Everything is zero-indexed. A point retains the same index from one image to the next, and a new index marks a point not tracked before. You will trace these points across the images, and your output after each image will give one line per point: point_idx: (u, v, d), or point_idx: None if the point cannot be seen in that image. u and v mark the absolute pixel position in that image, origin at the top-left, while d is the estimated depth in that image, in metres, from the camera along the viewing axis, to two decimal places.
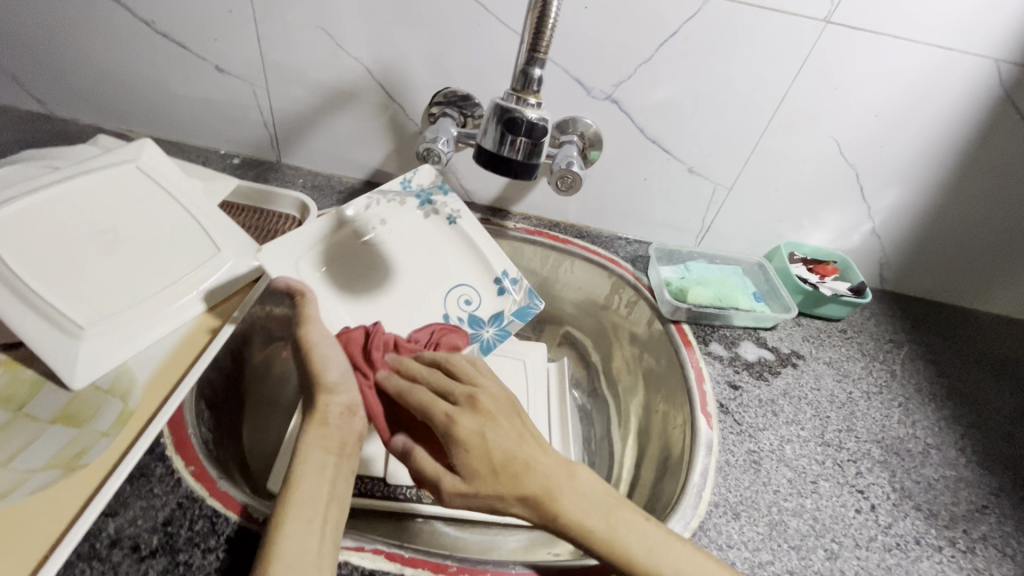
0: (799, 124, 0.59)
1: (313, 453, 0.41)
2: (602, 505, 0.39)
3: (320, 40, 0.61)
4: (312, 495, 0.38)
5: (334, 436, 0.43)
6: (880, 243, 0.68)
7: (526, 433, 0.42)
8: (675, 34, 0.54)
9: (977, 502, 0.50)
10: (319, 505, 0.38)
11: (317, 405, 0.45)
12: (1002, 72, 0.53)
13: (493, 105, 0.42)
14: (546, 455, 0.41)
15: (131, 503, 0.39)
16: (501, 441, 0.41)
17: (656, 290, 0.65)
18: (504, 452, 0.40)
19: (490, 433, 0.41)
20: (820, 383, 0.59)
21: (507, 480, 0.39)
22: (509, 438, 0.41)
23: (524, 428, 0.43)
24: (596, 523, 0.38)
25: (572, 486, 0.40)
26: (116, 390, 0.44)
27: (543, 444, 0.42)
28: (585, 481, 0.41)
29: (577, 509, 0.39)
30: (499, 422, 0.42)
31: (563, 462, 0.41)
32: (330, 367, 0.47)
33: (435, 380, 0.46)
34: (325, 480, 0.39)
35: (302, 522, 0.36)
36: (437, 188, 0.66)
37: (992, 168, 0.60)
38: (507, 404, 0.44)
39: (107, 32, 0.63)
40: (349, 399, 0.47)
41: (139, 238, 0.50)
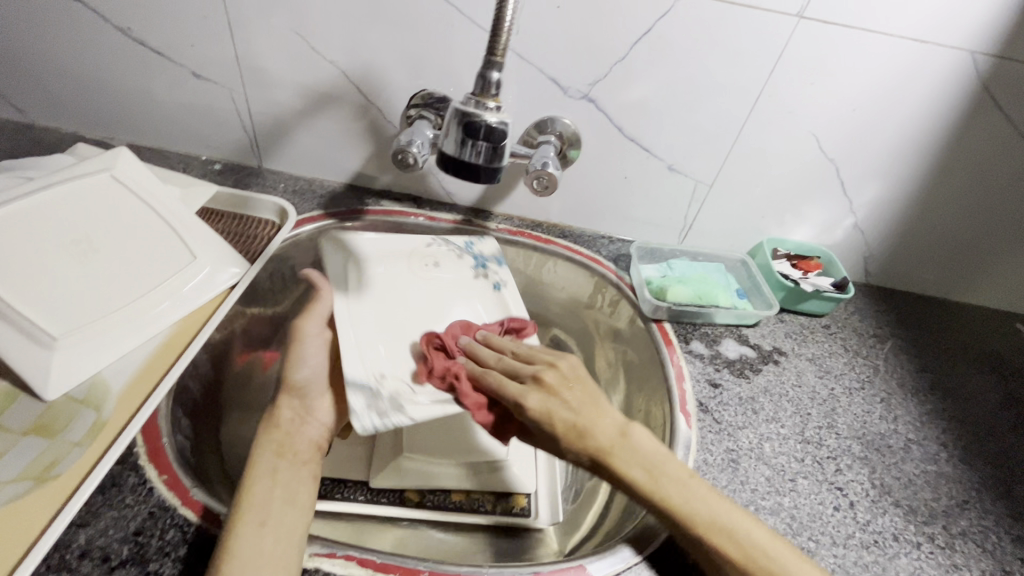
0: (777, 120, 0.58)
1: (265, 457, 0.44)
2: (702, 493, 0.42)
3: (296, 45, 0.60)
4: (264, 496, 0.40)
5: (287, 441, 0.46)
6: (864, 238, 0.68)
7: (586, 389, 0.48)
8: (650, 31, 0.54)
9: (957, 497, 0.50)
10: (272, 504, 0.40)
11: (278, 413, 0.48)
12: (979, 64, 0.52)
13: (453, 109, 0.42)
14: (604, 417, 0.46)
15: (102, 513, 0.39)
16: (561, 412, 0.46)
17: (638, 288, 0.64)
18: (597, 444, 0.44)
19: (552, 405, 0.46)
20: (801, 380, 0.58)
21: (650, 481, 0.43)
22: (570, 411, 0.46)
23: (591, 398, 0.47)
24: (697, 515, 0.41)
25: (693, 490, 0.42)
26: (89, 401, 0.44)
27: (597, 405, 0.47)
28: (701, 489, 0.43)
29: (631, 467, 0.43)
30: (565, 397, 0.46)
31: (663, 459, 0.44)
32: (301, 366, 0.51)
33: (502, 365, 0.50)
34: (276, 484, 0.42)
35: (260, 510, 0.39)
36: (495, 260, 0.66)
37: (973, 161, 0.59)
38: (575, 368, 0.49)
39: (83, 40, 0.63)
40: (303, 404, 0.49)
41: (114, 247, 0.50)
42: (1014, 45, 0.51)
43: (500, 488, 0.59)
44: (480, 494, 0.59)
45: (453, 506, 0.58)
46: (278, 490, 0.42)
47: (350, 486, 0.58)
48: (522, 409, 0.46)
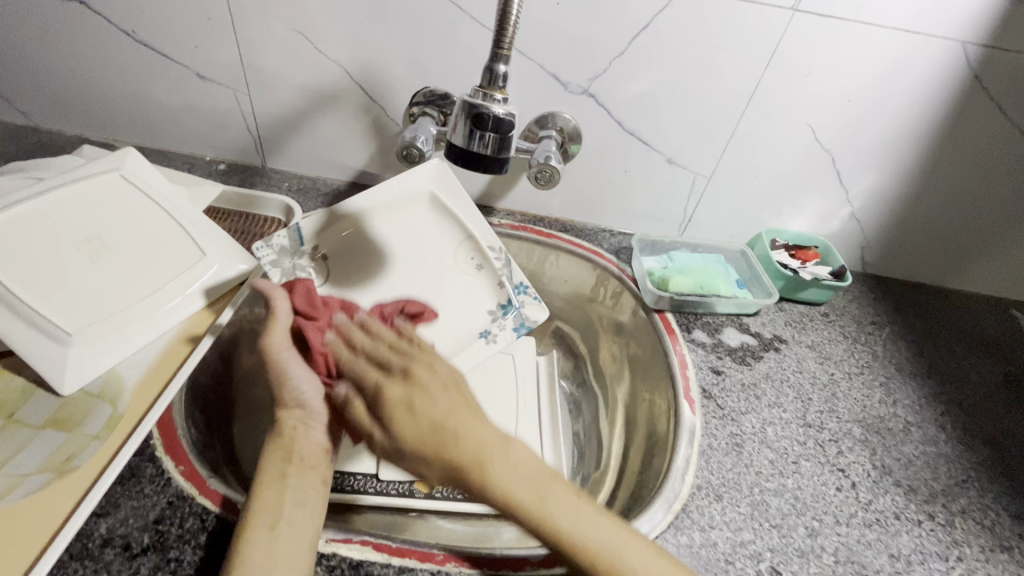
0: (774, 111, 0.60)
1: (273, 463, 0.44)
2: (558, 506, 0.39)
3: (299, 44, 0.61)
4: (274, 500, 0.40)
5: (295, 447, 0.46)
6: (861, 227, 0.69)
7: (462, 395, 0.45)
8: (647, 26, 0.55)
9: (957, 476, 0.51)
10: (283, 503, 0.40)
11: (281, 422, 0.47)
12: (969, 53, 0.54)
13: (461, 102, 0.43)
14: (478, 425, 0.43)
15: (122, 504, 0.39)
16: (424, 402, 0.43)
17: (640, 280, 0.66)
18: (474, 451, 0.40)
19: (415, 399, 0.43)
20: (802, 366, 0.60)
21: (541, 507, 0.39)
22: (442, 408, 0.42)
23: (468, 405, 0.44)
24: (567, 526, 0.39)
25: (553, 497, 0.40)
26: (104, 394, 0.45)
27: (477, 414, 0.44)
28: (579, 511, 0.40)
29: (507, 481, 0.40)
30: (436, 395, 0.43)
31: (546, 478, 0.41)
32: (290, 382, 0.48)
33: (376, 350, 0.48)
34: (285, 491, 0.42)
35: (271, 513, 0.39)
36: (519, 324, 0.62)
37: (965, 149, 0.60)
38: (449, 372, 0.46)
39: (88, 43, 0.64)
40: (304, 414, 0.48)
41: (125, 245, 0.51)
42: (1004, 34, 0.52)
43: None
44: None
45: (464, 497, 0.58)
46: (289, 494, 0.42)
47: (358, 479, 0.58)
48: (382, 399, 0.44)
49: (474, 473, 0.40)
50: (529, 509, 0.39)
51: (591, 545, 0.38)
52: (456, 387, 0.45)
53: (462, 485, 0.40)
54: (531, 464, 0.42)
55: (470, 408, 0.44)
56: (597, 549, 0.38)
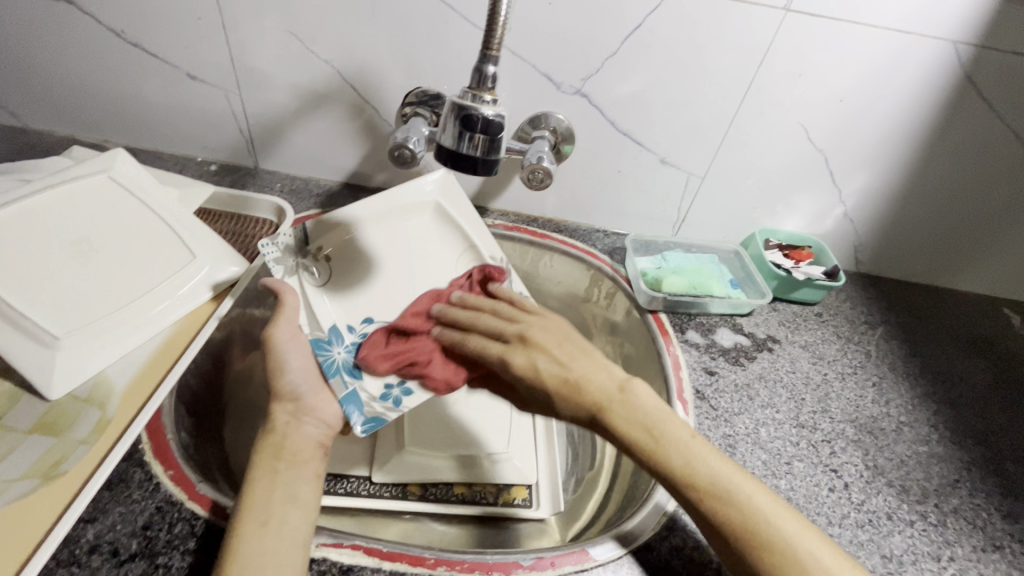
0: (767, 111, 0.60)
1: (264, 461, 0.42)
2: (681, 454, 0.41)
3: (290, 45, 0.61)
4: (261, 501, 0.39)
5: (285, 444, 0.44)
6: (854, 227, 0.69)
7: (567, 335, 0.49)
8: (640, 26, 0.55)
9: (949, 476, 0.51)
10: (271, 504, 0.39)
11: (273, 418, 0.46)
12: (961, 53, 0.54)
13: (450, 103, 0.42)
14: (602, 373, 0.46)
15: (110, 509, 0.39)
16: (545, 363, 0.47)
17: (633, 280, 0.65)
18: (595, 399, 0.44)
19: (540, 361, 0.47)
20: (795, 366, 0.60)
21: (649, 438, 0.42)
22: (557, 364, 0.46)
23: (575, 347, 0.48)
24: (698, 476, 0.40)
25: (684, 438, 0.42)
26: (92, 399, 0.44)
27: (591, 358, 0.47)
28: (707, 455, 0.41)
29: (626, 422, 0.43)
30: (546, 339, 0.48)
31: (661, 415, 0.43)
32: (285, 372, 0.48)
33: (484, 318, 0.51)
34: (275, 490, 0.40)
35: (258, 516, 0.38)
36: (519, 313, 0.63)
37: (956, 150, 0.61)
38: (556, 324, 0.51)
39: (76, 43, 0.63)
40: (298, 406, 0.47)
41: (114, 248, 0.50)
42: (995, 34, 0.52)
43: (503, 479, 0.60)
44: (481, 485, 0.59)
45: (457, 499, 0.58)
46: (279, 492, 0.40)
47: (352, 481, 0.59)
48: (509, 367, 0.47)
49: (598, 407, 0.44)
50: (649, 438, 0.42)
51: (702, 474, 0.40)
52: (568, 339, 0.49)
53: (585, 416, 0.44)
54: (613, 375, 0.46)
55: (581, 357, 0.47)
56: (709, 483, 0.40)
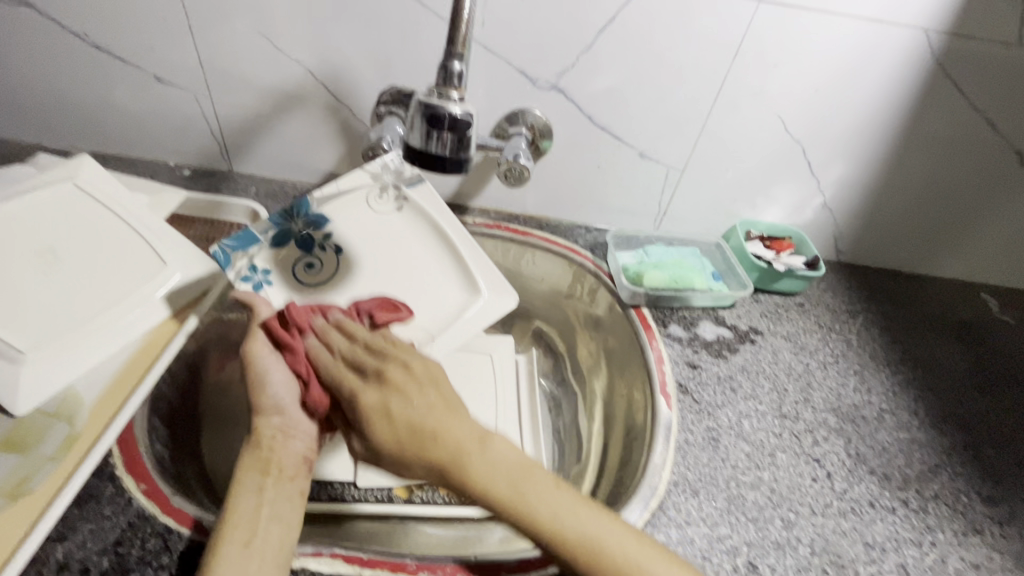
0: (743, 103, 0.59)
1: (250, 475, 0.41)
2: (541, 491, 0.40)
3: (260, 45, 0.60)
4: (250, 518, 0.38)
5: (273, 459, 0.43)
6: (833, 217, 0.69)
7: (440, 391, 0.46)
8: (614, 20, 0.54)
9: (930, 462, 0.51)
10: (256, 522, 0.38)
11: (257, 431, 0.45)
12: (933, 41, 0.54)
13: (416, 102, 0.42)
14: (458, 421, 0.44)
15: (79, 526, 0.38)
16: (404, 410, 0.43)
17: (615, 276, 0.65)
18: (453, 445, 0.42)
19: (392, 401, 0.44)
20: (777, 357, 0.60)
21: (511, 497, 0.40)
22: (419, 411, 0.43)
23: (444, 401, 0.45)
24: (540, 514, 0.39)
25: (539, 488, 0.41)
26: (60, 414, 0.43)
27: (453, 410, 0.44)
28: (555, 498, 0.40)
29: (483, 475, 0.41)
30: (415, 396, 0.44)
31: (524, 472, 0.41)
32: (269, 385, 0.46)
33: (354, 352, 0.48)
34: (261, 509, 0.39)
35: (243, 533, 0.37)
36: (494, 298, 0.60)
37: (930, 138, 0.61)
38: (430, 371, 0.47)
39: (37, 46, 0.62)
40: (283, 421, 0.46)
41: (80, 257, 0.49)
42: (964, 22, 0.53)
43: None
44: None
45: (443, 501, 0.59)
46: (266, 508, 0.40)
47: (335, 488, 0.58)
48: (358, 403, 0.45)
49: (446, 465, 0.41)
50: (489, 493, 0.40)
51: (570, 533, 0.39)
52: (440, 394, 0.45)
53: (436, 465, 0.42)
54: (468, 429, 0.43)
55: (424, 387, 0.45)
56: (566, 520, 0.39)
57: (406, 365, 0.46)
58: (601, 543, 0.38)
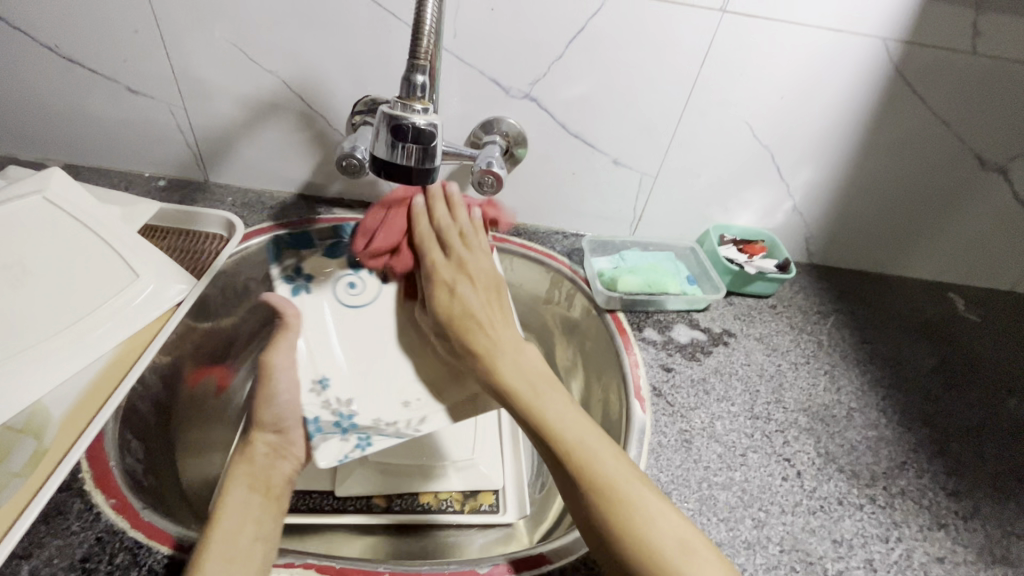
0: (712, 110, 0.61)
1: (240, 489, 0.45)
2: (557, 412, 0.43)
3: (233, 56, 0.60)
4: (239, 519, 0.41)
5: (261, 477, 0.47)
6: (803, 220, 0.71)
7: (498, 297, 0.53)
8: (583, 29, 0.55)
9: (897, 459, 0.53)
10: (244, 523, 0.41)
11: (253, 445, 0.51)
12: (892, 49, 0.56)
13: (381, 114, 0.42)
14: (506, 329, 0.50)
15: (46, 543, 0.38)
16: (466, 292, 0.51)
17: (591, 281, 0.66)
18: (485, 341, 0.49)
19: (461, 288, 0.52)
20: (750, 359, 0.61)
21: (542, 423, 0.42)
22: (476, 301, 0.51)
23: (498, 307, 0.52)
24: (566, 432, 0.41)
25: (551, 400, 0.44)
26: (28, 429, 0.42)
27: (504, 323, 0.51)
28: (570, 415, 0.43)
29: (510, 370, 0.46)
30: (475, 288, 0.52)
31: (580, 421, 0.43)
32: (272, 405, 0.55)
33: (445, 224, 0.55)
34: (250, 513, 0.42)
35: (229, 540, 0.38)
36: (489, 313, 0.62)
37: (893, 143, 0.63)
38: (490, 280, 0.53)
39: (7, 58, 0.61)
40: (277, 439, 0.53)
41: (50, 271, 0.48)
42: (921, 31, 0.54)
43: (469, 487, 0.60)
44: (447, 493, 0.60)
45: (423, 509, 0.58)
46: (251, 514, 0.42)
47: (315, 497, 0.58)
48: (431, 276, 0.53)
49: (493, 371, 0.46)
50: (510, 387, 0.45)
51: (598, 471, 0.39)
52: (495, 294, 0.53)
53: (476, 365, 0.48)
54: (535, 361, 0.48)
55: (494, 292, 0.53)
56: (575, 443, 0.41)
57: (459, 292, 0.51)
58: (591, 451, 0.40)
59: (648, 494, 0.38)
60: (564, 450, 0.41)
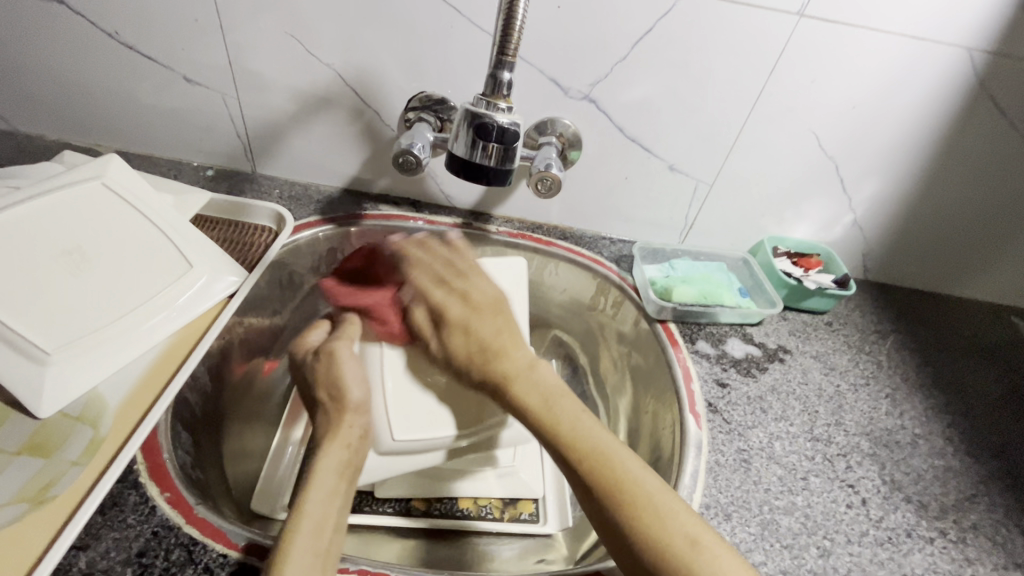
0: (778, 117, 0.58)
1: (329, 474, 0.43)
2: (590, 425, 0.42)
3: (290, 47, 0.59)
4: (323, 504, 0.40)
5: (351, 459, 0.46)
6: (863, 235, 0.68)
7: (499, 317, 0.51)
8: (650, 31, 0.53)
9: (967, 491, 0.50)
10: (327, 524, 0.39)
11: (341, 422, 0.48)
12: (976, 60, 0.53)
13: (463, 111, 0.42)
14: (519, 348, 0.49)
15: (103, 535, 0.37)
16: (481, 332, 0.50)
17: (641, 289, 0.64)
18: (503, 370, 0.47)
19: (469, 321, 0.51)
20: (807, 378, 0.58)
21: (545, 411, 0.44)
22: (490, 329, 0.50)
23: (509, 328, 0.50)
24: (561, 421, 0.43)
25: (589, 426, 0.42)
26: (85, 417, 0.42)
27: (518, 342, 0.49)
28: (593, 425, 0.42)
29: (526, 391, 0.45)
30: (484, 318, 0.51)
31: (562, 394, 0.45)
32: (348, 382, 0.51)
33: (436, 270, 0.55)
34: (335, 499, 0.41)
35: (315, 529, 0.38)
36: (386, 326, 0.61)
37: (967, 158, 0.60)
38: (495, 296, 0.53)
39: (68, 44, 0.61)
40: (365, 421, 0.50)
41: (109, 258, 0.48)
42: (1010, 42, 0.52)
43: (510, 493, 0.59)
44: (488, 499, 0.59)
45: (463, 514, 0.57)
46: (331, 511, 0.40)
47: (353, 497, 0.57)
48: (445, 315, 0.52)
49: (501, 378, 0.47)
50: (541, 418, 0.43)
51: (637, 484, 0.38)
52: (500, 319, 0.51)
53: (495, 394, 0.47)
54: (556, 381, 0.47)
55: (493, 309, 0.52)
56: (627, 478, 0.38)
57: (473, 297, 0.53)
58: (651, 492, 0.37)
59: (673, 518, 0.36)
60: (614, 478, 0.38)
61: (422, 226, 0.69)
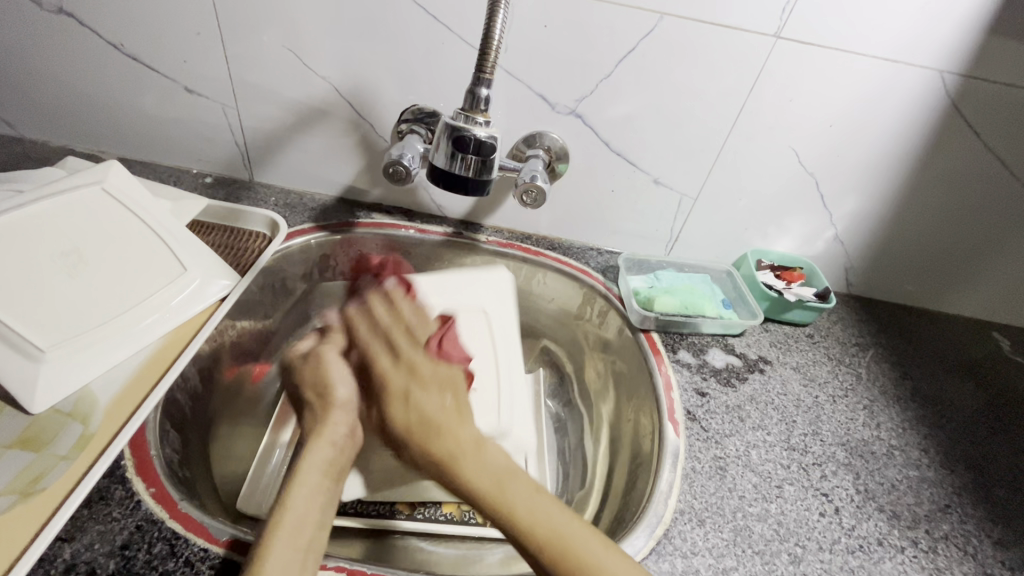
0: (758, 134, 0.60)
1: (312, 473, 0.42)
2: (520, 492, 0.41)
3: (287, 60, 0.61)
4: (303, 507, 0.40)
5: (334, 459, 0.44)
6: (844, 249, 0.70)
7: (456, 394, 0.48)
8: (632, 50, 0.55)
9: (940, 502, 0.51)
10: (304, 531, 0.38)
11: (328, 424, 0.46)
12: (948, 82, 0.55)
13: (444, 124, 0.44)
14: (466, 427, 0.45)
15: (88, 527, 0.38)
16: (424, 369, 0.49)
17: (626, 299, 0.66)
18: (449, 449, 0.43)
19: (409, 407, 0.46)
20: (786, 388, 0.59)
21: (494, 492, 0.41)
22: (434, 404, 0.46)
23: (456, 406, 0.47)
24: (478, 479, 0.41)
25: (513, 490, 0.41)
26: (76, 413, 0.43)
27: (463, 416, 0.46)
28: (525, 492, 0.41)
29: (473, 471, 0.42)
30: (430, 391, 0.47)
31: (509, 476, 0.42)
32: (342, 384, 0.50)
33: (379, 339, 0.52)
34: (318, 505, 0.41)
35: (291, 532, 0.38)
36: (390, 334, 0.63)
37: (942, 176, 0.62)
38: (450, 376, 0.49)
39: (74, 54, 0.64)
40: (354, 420, 0.48)
41: (107, 260, 0.50)
42: (980, 65, 0.53)
43: None
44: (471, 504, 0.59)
45: (446, 519, 0.57)
46: (312, 514, 0.40)
47: (338, 499, 0.58)
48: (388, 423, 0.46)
49: (450, 459, 0.43)
50: (473, 488, 0.41)
51: (546, 526, 0.39)
52: (455, 397, 0.48)
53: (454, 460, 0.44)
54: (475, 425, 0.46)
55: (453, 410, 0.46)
56: (527, 514, 0.40)
57: (414, 399, 0.47)
58: (541, 511, 0.40)
59: (595, 544, 0.38)
60: (512, 523, 0.39)
61: (414, 235, 0.71)
